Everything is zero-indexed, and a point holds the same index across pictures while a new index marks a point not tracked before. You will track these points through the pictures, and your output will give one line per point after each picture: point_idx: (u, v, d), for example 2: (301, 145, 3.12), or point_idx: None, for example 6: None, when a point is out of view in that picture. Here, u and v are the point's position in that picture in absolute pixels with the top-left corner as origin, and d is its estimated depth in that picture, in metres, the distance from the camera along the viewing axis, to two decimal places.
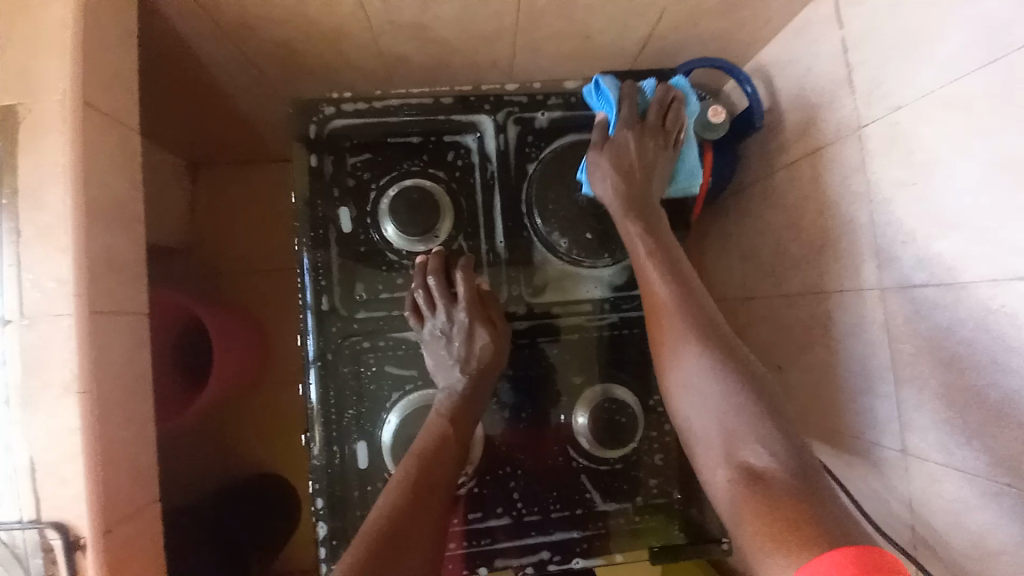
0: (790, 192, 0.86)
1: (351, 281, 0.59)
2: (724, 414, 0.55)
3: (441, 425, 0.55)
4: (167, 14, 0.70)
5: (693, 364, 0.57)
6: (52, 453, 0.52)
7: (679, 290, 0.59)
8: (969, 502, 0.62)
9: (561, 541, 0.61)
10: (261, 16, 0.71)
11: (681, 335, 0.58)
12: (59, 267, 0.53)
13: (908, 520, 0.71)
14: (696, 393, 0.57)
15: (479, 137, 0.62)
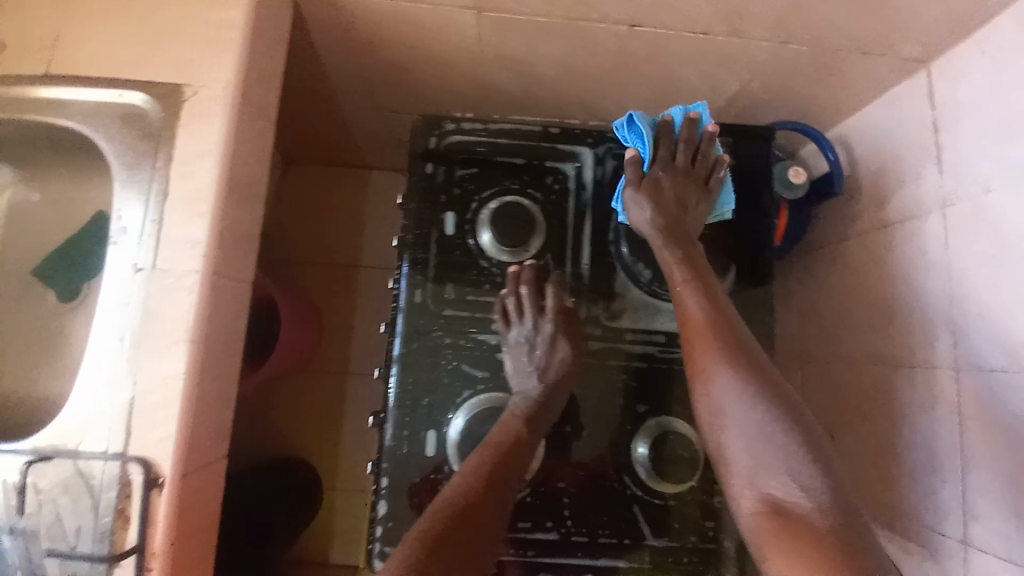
0: (862, 258, 0.87)
1: (441, 282, 0.63)
2: (766, 445, 0.53)
3: (509, 433, 0.57)
4: (312, 27, 0.79)
5: (724, 384, 0.56)
6: (155, 393, 0.57)
7: (713, 311, 0.59)
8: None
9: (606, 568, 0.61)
10: (392, 36, 0.79)
11: (718, 357, 0.57)
12: (196, 229, 0.59)
13: None
14: (728, 415, 0.55)
15: (578, 166, 0.65)
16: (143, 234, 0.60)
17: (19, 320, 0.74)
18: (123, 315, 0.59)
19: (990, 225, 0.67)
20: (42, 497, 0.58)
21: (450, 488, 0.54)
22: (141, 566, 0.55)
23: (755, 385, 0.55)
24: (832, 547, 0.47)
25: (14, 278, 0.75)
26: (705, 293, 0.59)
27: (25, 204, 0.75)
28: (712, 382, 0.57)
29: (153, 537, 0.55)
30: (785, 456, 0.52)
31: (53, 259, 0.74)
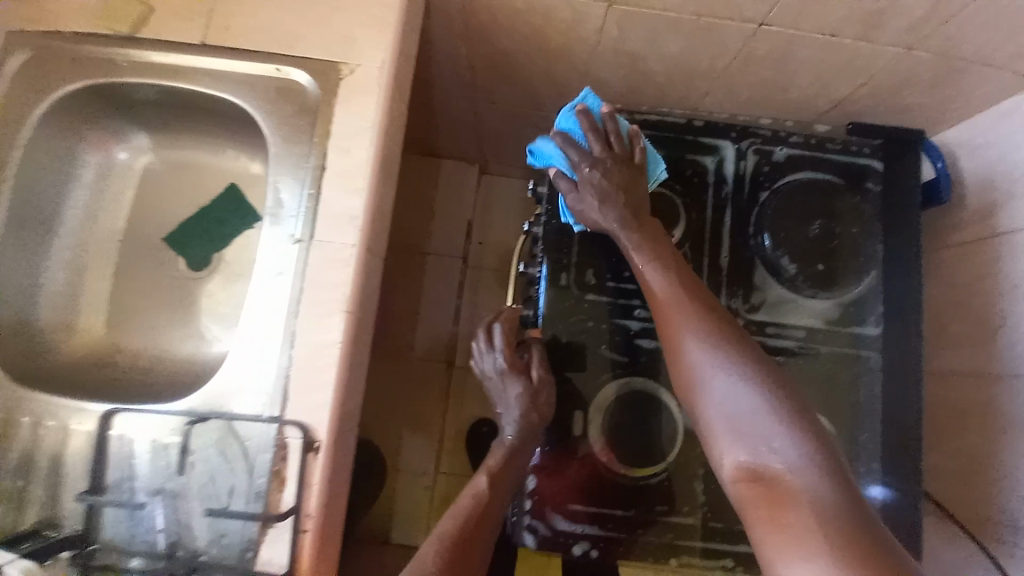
0: (959, 269, 0.88)
1: (582, 269, 0.66)
2: (729, 405, 0.48)
3: (516, 448, 0.63)
4: (436, 13, 0.80)
5: (692, 345, 0.52)
6: (312, 361, 0.59)
7: (673, 281, 0.56)
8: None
9: (742, 552, 0.64)
10: (516, 26, 0.80)
11: (683, 320, 0.53)
12: (353, 205, 0.61)
13: None
14: (707, 378, 0.50)
15: (718, 160, 0.65)
16: (301, 208, 0.62)
17: (146, 286, 0.75)
18: (280, 284, 0.61)
19: None
20: (195, 457, 0.58)
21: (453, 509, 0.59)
22: (298, 526, 0.56)
23: (716, 345, 0.51)
24: (814, 516, 0.41)
25: (141, 244, 0.76)
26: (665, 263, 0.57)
27: (155, 173, 0.77)
28: (684, 343, 0.52)
29: (309, 500, 0.57)
30: (771, 422, 0.46)
31: (186, 228, 0.76)
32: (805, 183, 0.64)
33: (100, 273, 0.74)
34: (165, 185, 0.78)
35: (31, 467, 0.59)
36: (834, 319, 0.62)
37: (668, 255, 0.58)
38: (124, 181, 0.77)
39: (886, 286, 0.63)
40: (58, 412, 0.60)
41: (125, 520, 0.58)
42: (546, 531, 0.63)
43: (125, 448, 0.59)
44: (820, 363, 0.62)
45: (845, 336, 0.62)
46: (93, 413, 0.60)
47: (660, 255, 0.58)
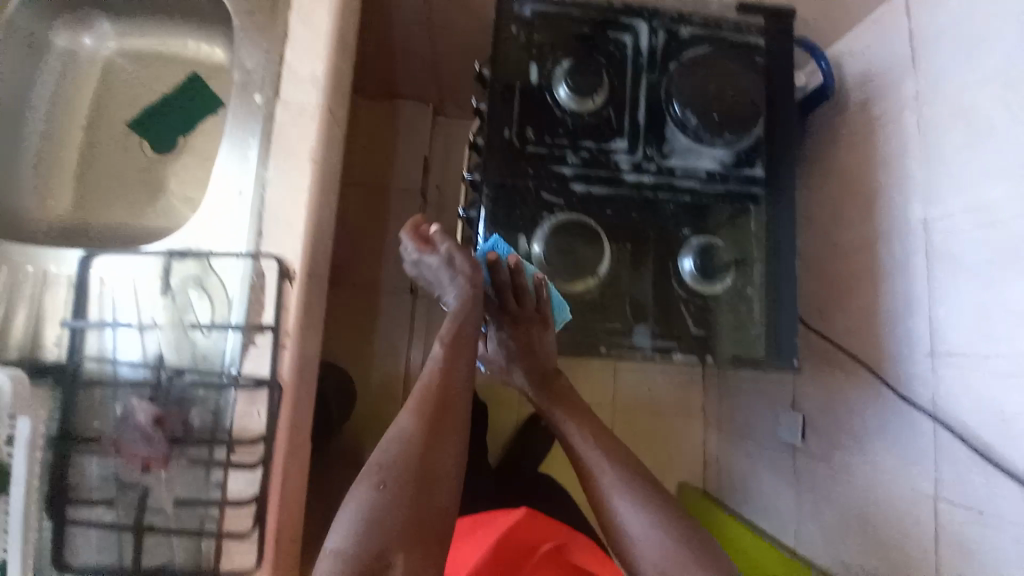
0: (844, 156, 1.05)
1: (521, 124, 0.72)
2: (645, 533, 0.61)
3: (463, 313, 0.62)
4: None
5: (615, 496, 0.63)
6: (283, 203, 0.65)
7: (592, 437, 0.68)
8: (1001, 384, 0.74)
9: (667, 348, 0.72)
10: None
11: (606, 478, 0.64)
12: (316, 67, 0.67)
13: (931, 427, 0.83)
14: (625, 519, 0.62)
15: (635, 37, 0.76)
16: (266, 71, 0.67)
17: (113, 169, 0.78)
18: (248, 139, 0.66)
19: (955, 101, 0.83)
20: (175, 292, 0.63)
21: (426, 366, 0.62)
22: (278, 342, 0.62)
23: (630, 490, 0.63)
24: None
25: (106, 132, 0.79)
26: (584, 423, 0.69)
27: (117, 64, 0.81)
28: (613, 497, 0.63)
29: (287, 319, 0.63)
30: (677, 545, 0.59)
31: (150, 114, 0.79)
32: (706, 55, 0.76)
33: (63, 156, 0.77)
34: (128, 79, 0.81)
35: (12, 308, 0.62)
36: (730, 164, 0.75)
37: (584, 412, 0.70)
38: (88, 70, 0.79)
39: (771, 136, 0.76)
40: (37, 258, 0.63)
41: (107, 350, 0.61)
42: (504, 333, 0.70)
43: (104, 288, 0.62)
44: (722, 198, 0.75)
45: (739, 177, 0.75)
46: (72, 258, 0.63)
47: (577, 416, 0.70)
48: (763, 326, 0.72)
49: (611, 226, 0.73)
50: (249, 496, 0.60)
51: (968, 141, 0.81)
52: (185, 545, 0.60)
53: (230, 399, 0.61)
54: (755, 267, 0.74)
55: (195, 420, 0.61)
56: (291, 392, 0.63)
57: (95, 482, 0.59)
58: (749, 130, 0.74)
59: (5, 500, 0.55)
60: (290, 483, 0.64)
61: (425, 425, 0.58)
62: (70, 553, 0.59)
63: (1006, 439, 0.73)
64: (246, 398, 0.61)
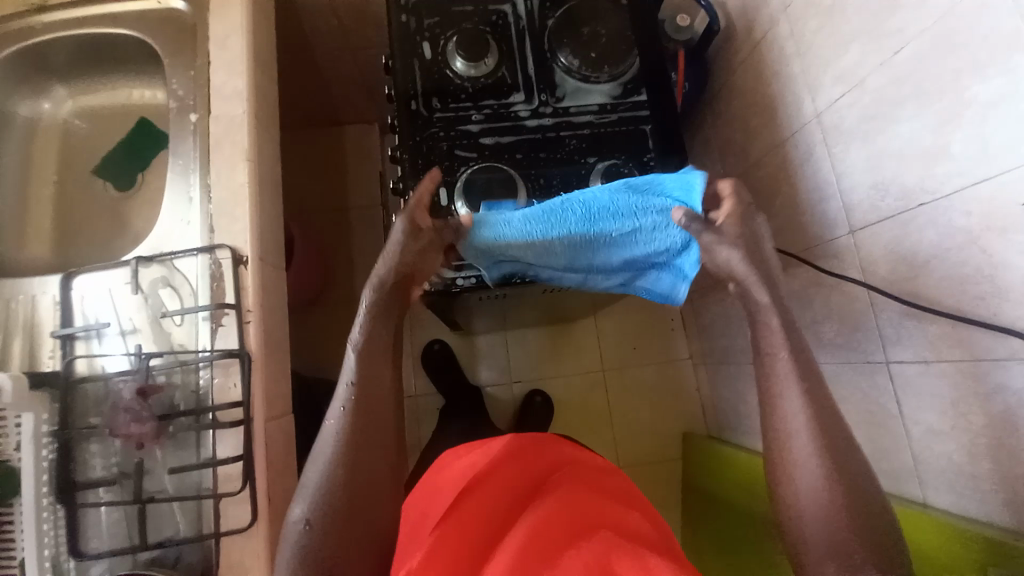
0: (744, 80, 1.14)
1: (427, 96, 0.82)
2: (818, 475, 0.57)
3: (371, 325, 0.62)
4: None
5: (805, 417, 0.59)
6: (229, 199, 0.74)
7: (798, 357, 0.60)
8: (904, 233, 0.80)
9: None
10: None
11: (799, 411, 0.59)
12: (239, 84, 0.78)
13: (867, 296, 0.88)
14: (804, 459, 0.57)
15: (512, 5, 0.87)
16: (197, 95, 0.78)
17: (83, 212, 0.89)
18: (191, 154, 0.76)
19: (815, 4, 0.92)
20: (147, 293, 0.72)
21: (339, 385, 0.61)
22: (241, 319, 0.70)
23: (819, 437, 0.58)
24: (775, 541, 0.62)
25: (75, 182, 0.90)
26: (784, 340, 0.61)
27: (75, 125, 0.92)
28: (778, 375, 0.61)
29: (247, 298, 0.71)
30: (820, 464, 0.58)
31: (111, 160, 0.91)
32: (576, 7, 0.86)
33: (40, 209, 0.88)
34: (87, 137, 0.93)
35: (8, 337, 0.70)
36: (618, 94, 0.84)
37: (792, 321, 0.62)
38: (49, 132, 0.91)
39: (649, 62, 0.85)
40: (25, 287, 0.72)
41: (95, 352, 0.70)
42: (438, 278, 0.77)
43: (85, 302, 0.71)
44: (617, 124, 0.84)
45: (628, 104, 0.84)
46: (54, 281, 0.72)
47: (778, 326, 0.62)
48: None
49: (523, 166, 0.81)
50: (237, 454, 0.66)
51: (834, 30, 0.88)
52: (187, 512, 0.66)
53: (208, 373, 0.68)
54: (659, 177, 0.82)
55: (179, 400, 0.68)
56: (262, 359, 0.70)
57: (100, 468, 0.66)
58: (628, 61, 0.84)
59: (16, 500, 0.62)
60: (274, 442, 0.71)
61: (344, 473, 0.57)
62: (88, 537, 0.64)
63: (918, 278, 0.78)
64: (222, 370, 0.68)
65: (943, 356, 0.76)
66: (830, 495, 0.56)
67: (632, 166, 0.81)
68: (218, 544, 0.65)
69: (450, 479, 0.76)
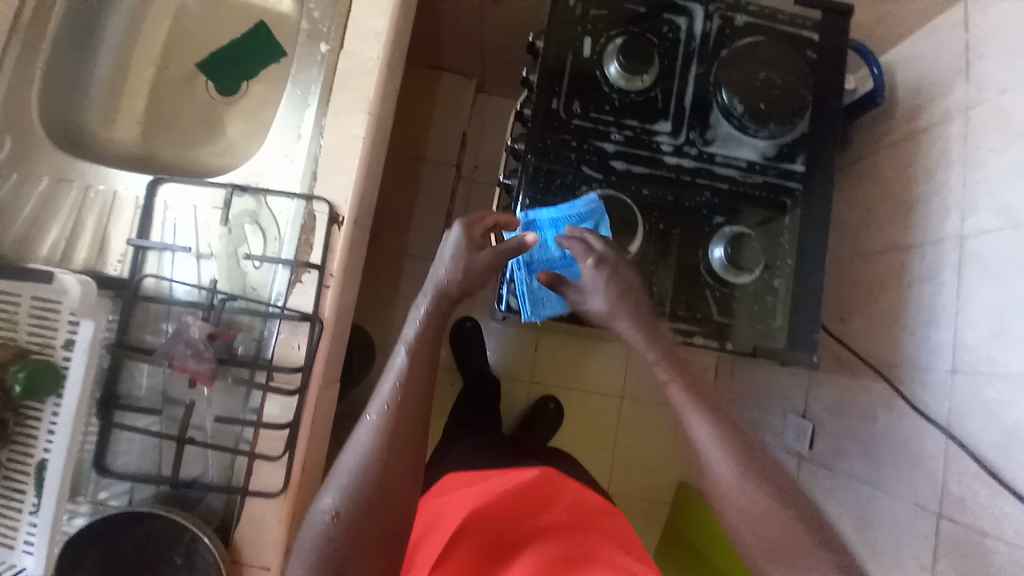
0: (887, 166, 1.02)
1: (568, 97, 0.75)
2: (736, 476, 0.58)
3: (429, 322, 0.66)
4: None
5: (703, 431, 0.61)
6: (341, 149, 0.68)
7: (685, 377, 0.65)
8: (1012, 400, 0.74)
9: (686, 328, 0.74)
10: None
11: (698, 422, 0.61)
12: (380, 26, 0.70)
13: (942, 444, 0.83)
14: (714, 457, 0.59)
15: (689, 20, 0.77)
16: (333, 23, 0.71)
17: (179, 107, 0.84)
18: (313, 89, 0.70)
19: (1004, 118, 0.81)
20: (231, 225, 0.67)
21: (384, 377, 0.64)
22: (322, 282, 0.66)
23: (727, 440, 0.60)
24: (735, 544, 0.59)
25: (179, 71, 0.85)
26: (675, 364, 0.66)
27: (190, 8, 0.86)
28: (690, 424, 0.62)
29: (333, 261, 0.67)
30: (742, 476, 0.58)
31: (217, 57, 0.84)
32: (756, 46, 0.77)
33: (134, 91, 0.83)
34: (198, 24, 0.86)
35: (80, 223, 0.67)
36: (771, 156, 0.76)
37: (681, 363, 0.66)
38: (161, 7, 0.85)
39: (814, 130, 0.77)
40: (106, 178, 0.68)
41: (164, 271, 0.66)
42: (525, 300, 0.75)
43: (167, 213, 0.67)
44: (759, 189, 0.77)
45: (778, 170, 0.76)
46: (140, 183, 0.68)
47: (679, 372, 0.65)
48: (783, 319, 0.75)
49: (646, 204, 0.76)
50: (284, 421, 0.63)
51: (1019, 156, 0.78)
52: (220, 460, 0.64)
53: (274, 329, 0.65)
54: (783, 260, 0.76)
55: (240, 345, 0.65)
56: (332, 329, 0.66)
57: (143, 390, 0.64)
58: (794, 123, 0.76)
59: (57, 399, 0.60)
60: (320, 411, 0.69)
61: (380, 443, 0.59)
62: (115, 454, 0.63)
63: (1009, 449, 0.73)
64: (289, 328, 0.65)
65: (1006, 535, 0.72)
66: (730, 471, 0.58)
67: (759, 240, 0.76)
68: (242, 500, 0.63)
69: (473, 492, 0.77)
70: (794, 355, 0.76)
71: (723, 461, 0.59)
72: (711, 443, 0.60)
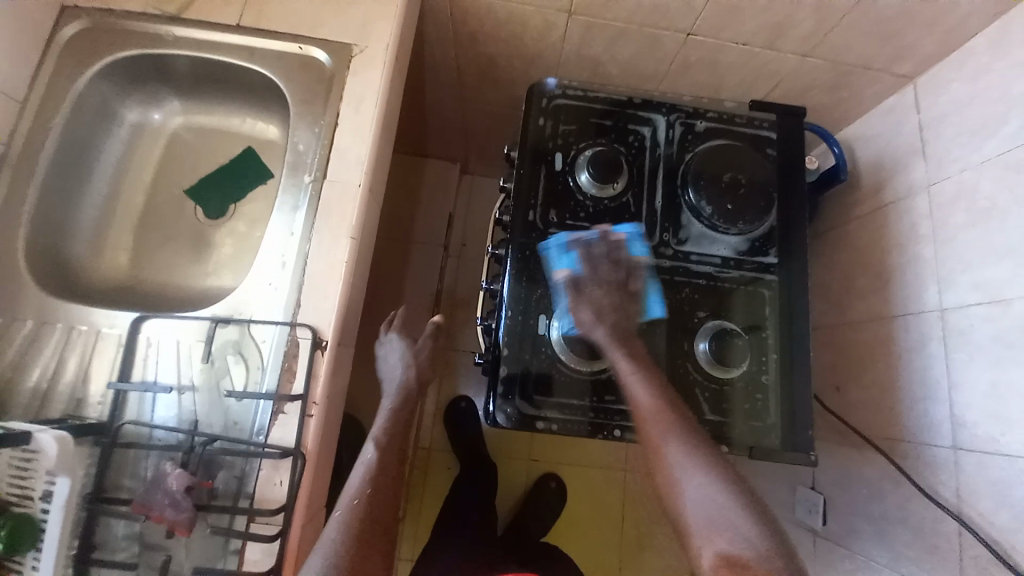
0: (860, 236, 1.04)
1: (544, 207, 0.78)
2: (710, 505, 0.56)
3: (392, 422, 0.70)
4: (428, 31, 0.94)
5: (677, 449, 0.60)
6: (324, 273, 0.69)
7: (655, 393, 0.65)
8: (1022, 483, 0.72)
9: None
10: (490, 44, 0.94)
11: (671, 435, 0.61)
12: (360, 154, 0.74)
13: (956, 527, 0.79)
14: (687, 477, 0.59)
15: (653, 129, 0.82)
16: (315, 154, 0.74)
17: (169, 230, 0.86)
18: (296, 217, 0.72)
19: (966, 196, 0.84)
20: (212, 359, 0.67)
21: (353, 473, 0.65)
22: (305, 411, 0.65)
23: (698, 457, 0.60)
24: None
25: (169, 194, 0.88)
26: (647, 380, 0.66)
27: (181, 137, 0.90)
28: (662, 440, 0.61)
29: (316, 389, 0.66)
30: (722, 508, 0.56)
31: (205, 182, 0.88)
32: (718, 148, 0.82)
33: (125, 219, 0.86)
34: (189, 151, 0.90)
35: (61, 364, 0.67)
36: (743, 250, 0.79)
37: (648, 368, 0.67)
38: (155, 139, 0.89)
39: (782, 224, 0.80)
40: (88, 317, 0.68)
41: (145, 412, 0.65)
42: (515, 412, 0.73)
43: (150, 349, 0.67)
44: (736, 284, 0.78)
45: (752, 263, 0.79)
46: (123, 319, 0.68)
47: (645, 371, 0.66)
48: (773, 415, 0.75)
49: None
50: (266, 567, 0.60)
51: (986, 232, 0.80)
52: None
53: (256, 465, 0.63)
54: (768, 355, 0.77)
55: (220, 484, 0.63)
56: (316, 460, 0.65)
57: (120, 540, 0.62)
58: (761, 219, 0.79)
59: (38, 553, 0.58)
60: (304, 549, 0.65)
61: (354, 535, 0.59)
62: None
63: None
64: (272, 464, 0.63)
65: None
66: (707, 495, 0.57)
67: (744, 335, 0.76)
68: None
69: None
70: (793, 454, 0.75)
71: (697, 482, 0.58)
72: (683, 461, 0.59)
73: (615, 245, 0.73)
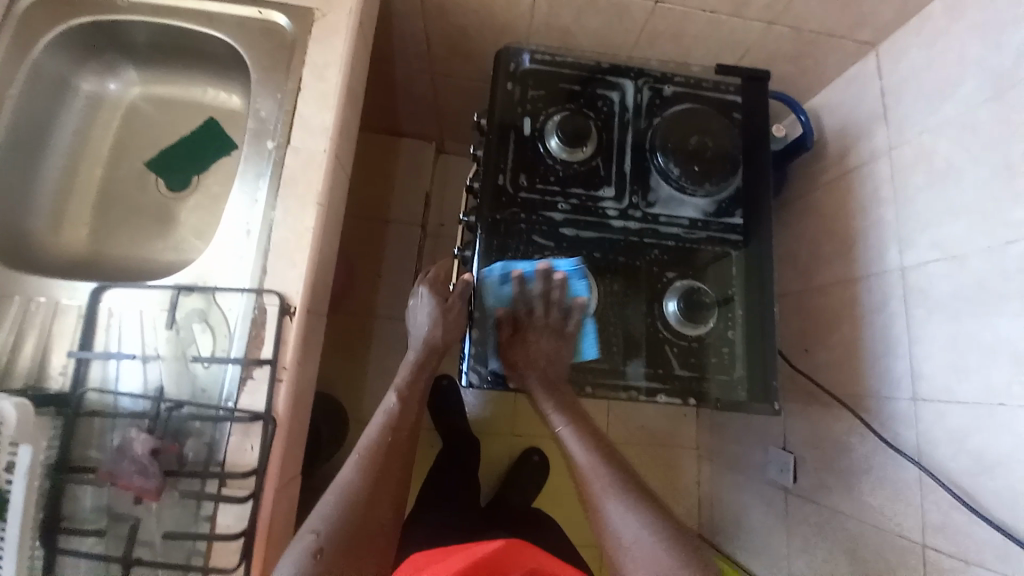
0: (826, 204, 1.06)
1: (514, 172, 0.78)
2: (645, 550, 0.59)
3: (415, 371, 0.74)
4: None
5: (613, 504, 0.63)
6: (291, 240, 0.69)
7: (591, 448, 0.68)
8: (977, 428, 0.75)
9: (651, 386, 0.75)
10: (457, 13, 0.93)
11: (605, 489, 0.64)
12: (325, 120, 0.73)
13: (916, 474, 0.82)
14: (625, 527, 0.61)
15: (621, 94, 0.83)
16: (279, 121, 0.73)
17: (130, 203, 0.84)
18: (261, 185, 0.71)
19: (924, 159, 0.86)
20: (177, 327, 0.66)
21: (373, 420, 0.70)
22: (275, 376, 0.64)
23: (632, 507, 0.62)
24: None
25: (129, 167, 0.85)
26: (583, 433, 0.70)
27: (139, 108, 0.87)
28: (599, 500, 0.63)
29: (285, 353, 0.66)
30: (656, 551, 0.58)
31: (166, 154, 0.85)
32: (685, 112, 0.82)
33: (84, 191, 0.83)
34: (149, 123, 0.87)
35: (20, 339, 0.65)
36: (711, 212, 0.80)
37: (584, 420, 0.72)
38: (112, 110, 0.86)
39: (747, 186, 0.82)
40: (48, 289, 0.67)
41: (109, 382, 0.64)
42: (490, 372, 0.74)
43: (112, 319, 0.66)
44: (703, 244, 0.80)
45: (720, 224, 0.80)
46: (84, 290, 0.67)
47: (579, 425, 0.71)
48: (739, 368, 0.77)
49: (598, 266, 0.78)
50: (238, 530, 0.60)
51: (943, 192, 0.83)
52: None
53: (226, 431, 0.63)
54: (734, 312, 0.79)
55: (189, 451, 0.62)
56: (287, 425, 0.64)
57: (88, 511, 0.61)
58: (727, 181, 0.80)
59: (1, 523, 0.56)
60: (279, 512, 0.66)
61: (370, 476, 0.63)
62: None
63: (980, 477, 0.74)
64: (242, 429, 0.63)
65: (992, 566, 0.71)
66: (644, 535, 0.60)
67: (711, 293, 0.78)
68: None
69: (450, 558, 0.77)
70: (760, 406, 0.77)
71: (635, 527, 0.60)
72: (620, 510, 0.62)
73: (553, 282, 0.75)
